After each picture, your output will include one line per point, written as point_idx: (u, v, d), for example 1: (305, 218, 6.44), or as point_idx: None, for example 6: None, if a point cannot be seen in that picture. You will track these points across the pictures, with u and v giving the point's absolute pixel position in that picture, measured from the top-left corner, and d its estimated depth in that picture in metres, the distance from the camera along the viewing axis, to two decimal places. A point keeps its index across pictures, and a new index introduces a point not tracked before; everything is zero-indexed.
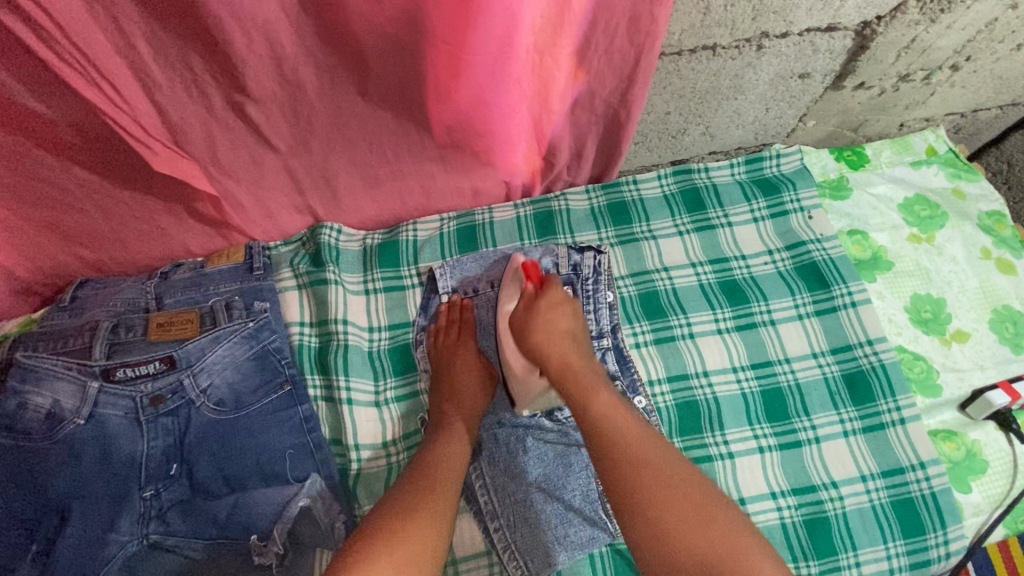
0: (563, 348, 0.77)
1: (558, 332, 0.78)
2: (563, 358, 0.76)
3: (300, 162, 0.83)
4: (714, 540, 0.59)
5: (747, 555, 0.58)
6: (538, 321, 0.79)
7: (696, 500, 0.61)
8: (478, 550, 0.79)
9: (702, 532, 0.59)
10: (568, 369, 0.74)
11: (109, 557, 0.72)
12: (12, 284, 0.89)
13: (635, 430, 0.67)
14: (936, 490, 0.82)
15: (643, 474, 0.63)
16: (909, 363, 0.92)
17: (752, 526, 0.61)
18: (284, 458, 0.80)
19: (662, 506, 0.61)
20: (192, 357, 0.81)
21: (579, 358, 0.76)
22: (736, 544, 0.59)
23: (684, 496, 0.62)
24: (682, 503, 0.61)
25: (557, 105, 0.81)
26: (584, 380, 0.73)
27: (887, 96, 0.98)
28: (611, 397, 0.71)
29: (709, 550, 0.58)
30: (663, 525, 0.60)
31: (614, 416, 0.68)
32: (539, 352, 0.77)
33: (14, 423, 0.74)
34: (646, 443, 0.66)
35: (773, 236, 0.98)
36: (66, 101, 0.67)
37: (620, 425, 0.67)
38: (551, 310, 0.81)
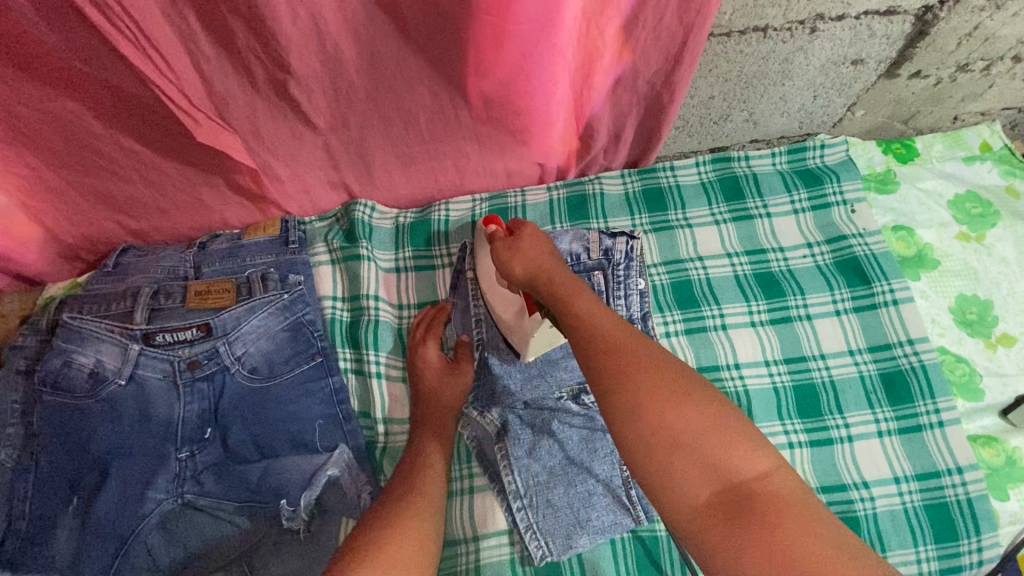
0: (546, 260, 0.72)
1: (538, 250, 0.74)
2: (549, 271, 0.70)
3: (338, 138, 0.84)
4: (698, 425, 0.53)
5: (734, 441, 0.53)
6: (522, 244, 0.74)
7: (684, 381, 0.56)
8: (499, 528, 0.79)
9: (684, 410, 0.54)
10: (553, 277, 0.69)
11: (146, 513, 0.75)
12: (58, 248, 0.92)
13: (618, 320, 0.62)
14: (972, 496, 0.80)
15: (629, 355, 0.58)
16: (951, 365, 0.89)
17: (737, 410, 0.56)
18: (314, 427, 0.82)
19: (647, 385, 0.55)
20: (228, 326, 0.82)
21: (561, 268, 0.71)
22: (721, 430, 0.53)
23: (667, 378, 0.56)
24: (665, 382, 0.56)
25: (599, 82, 0.79)
26: (568, 282, 0.68)
27: (943, 87, 0.94)
28: (593, 296, 0.66)
29: (693, 433, 0.53)
30: (647, 398, 0.54)
31: (595, 313, 0.63)
32: (526, 266, 0.72)
33: (60, 381, 0.77)
34: (631, 333, 0.60)
35: (813, 229, 0.95)
36: (118, 73, 0.69)
37: (603, 318, 0.62)
38: (531, 234, 0.76)
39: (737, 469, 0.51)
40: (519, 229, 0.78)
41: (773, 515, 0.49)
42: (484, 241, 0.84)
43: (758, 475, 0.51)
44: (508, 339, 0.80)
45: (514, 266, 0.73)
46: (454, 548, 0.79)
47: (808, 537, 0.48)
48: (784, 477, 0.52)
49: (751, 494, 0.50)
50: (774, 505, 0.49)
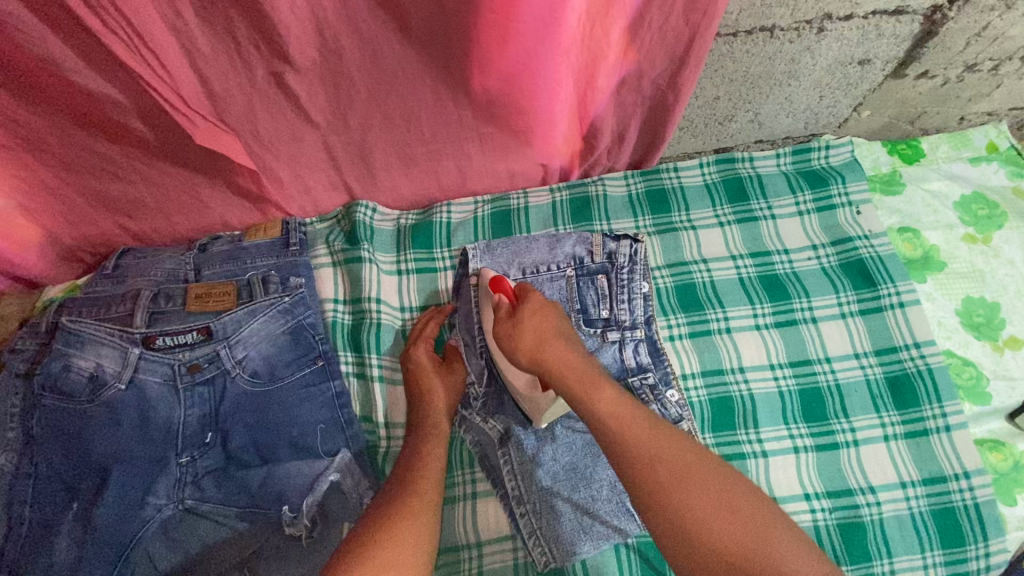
0: (556, 348, 0.70)
1: (547, 334, 0.71)
2: (565, 361, 0.69)
3: (338, 138, 0.83)
4: (745, 534, 0.57)
5: (781, 544, 0.57)
6: (526, 329, 0.72)
7: (725, 490, 0.60)
8: (502, 534, 0.79)
9: (731, 523, 0.57)
10: (562, 367, 0.68)
11: (146, 519, 0.75)
12: (56, 249, 0.91)
13: (649, 426, 0.64)
14: (979, 501, 0.79)
15: (667, 469, 0.60)
16: (957, 368, 0.88)
17: (773, 506, 0.60)
18: (316, 432, 0.81)
19: (694, 502, 0.58)
20: (228, 329, 0.81)
21: (579, 356, 0.70)
22: (767, 540, 0.57)
23: (708, 491, 0.59)
24: (709, 494, 0.59)
25: (603, 82, 0.78)
26: (587, 375, 0.68)
27: (951, 87, 0.93)
28: (617, 392, 0.67)
29: (744, 545, 0.56)
30: (693, 518, 0.58)
31: (622, 417, 0.64)
32: (532, 359, 0.70)
33: (59, 384, 0.77)
34: (665, 442, 0.62)
35: (818, 231, 0.95)
36: (114, 73, 0.68)
37: (634, 425, 0.64)
38: (536, 315, 0.73)
39: None
40: (523, 300, 0.75)
41: None
42: (487, 302, 0.80)
43: None
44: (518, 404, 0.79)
45: (521, 355, 0.71)
46: (455, 553, 0.78)
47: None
48: (830, 573, 0.56)
49: None
50: None
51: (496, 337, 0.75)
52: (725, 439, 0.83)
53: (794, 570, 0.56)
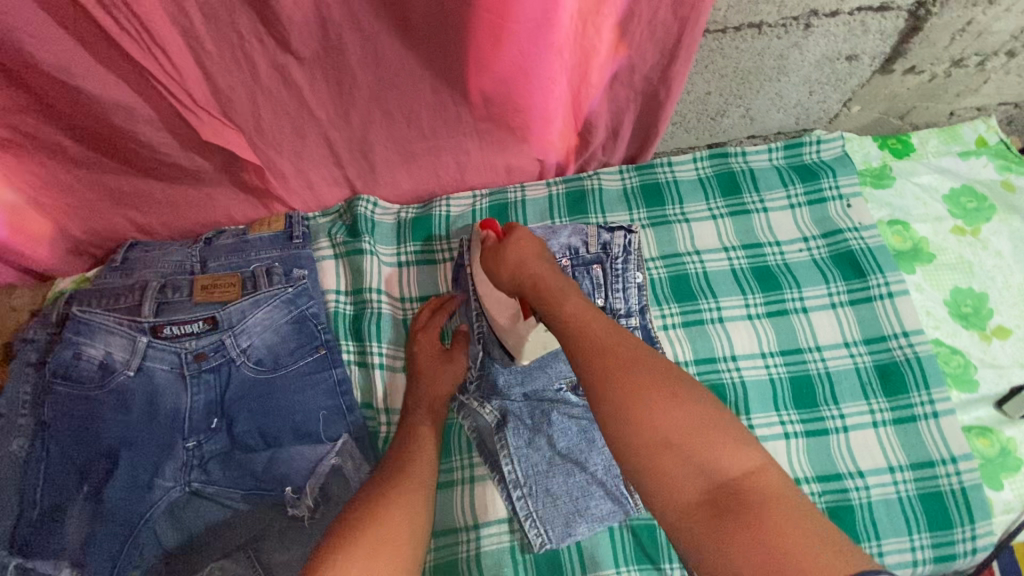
0: (536, 266, 0.73)
1: (528, 256, 0.73)
2: (539, 273, 0.71)
3: (340, 134, 0.85)
4: (686, 423, 0.53)
5: (719, 437, 0.53)
6: (508, 256, 0.74)
7: (670, 381, 0.56)
8: (499, 516, 0.81)
9: (672, 407, 0.54)
10: (537, 275, 0.71)
11: (155, 500, 0.78)
12: (67, 243, 0.94)
13: (609, 325, 0.62)
14: (966, 485, 0.81)
15: (619, 355, 0.58)
16: (945, 357, 0.90)
17: (722, 408, 0.56)
18: (318, 418, 0.82)
19: (636, 383, 0.55)
20: (233, 319, 0.83)
21: (554, 272, 0.71)
22: (708, 428, 0.53)
23: (657, 377, 0.56)
24: (652, 380, 0.56)
25: (596, 78, 0.81)
26: (556, 287, 0.68)
27: (938, 82, 0.95)
28: (583, 300, 0.66)
29: (680, 431, 0.53)
30: (636, 396, 0.55)
31: (584, 316, 0.64)
32: (511, 275, 0.73)
33: (70, 371, 0.79)
34: (619, 335, 0.60)
35: (809, 223, 0.97)
36: (124, 69, 0.70)
37: (592, 321, 0.62)
38: (520, 244, 0.74)
39: (725, 467, 0.51)
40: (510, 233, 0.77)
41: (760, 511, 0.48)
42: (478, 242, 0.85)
43: (745, 472, 0.51)
44: (501, 341, 0.82)
45: (504, 274, 0.75)
46: (454, 536, 0.80)
47: (803, 542, 0.46)
48: (773, 477, 0.51)
49: (739, 493, 0.50)
50: (762, 501, 0.49)
51: (484, 263, 0.79)
52: None
53: (735, 457, 0.52)
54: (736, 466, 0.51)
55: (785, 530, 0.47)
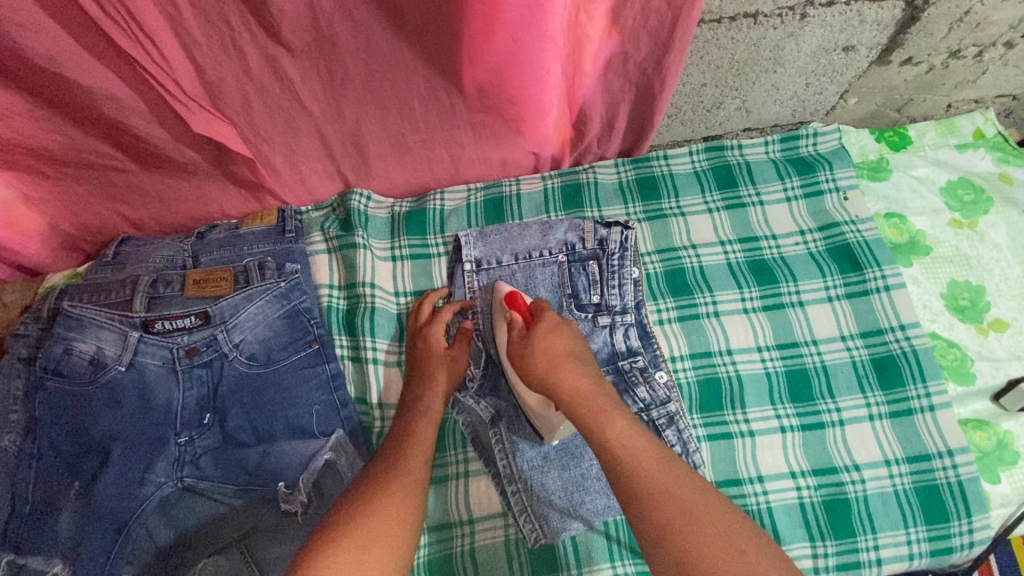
0: (569, 372, 0.71)
1: (559, 358, 0.72)
2: (575, 386, 0.70)
3: (332, 126, 0.84)
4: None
5: None
6: (539, 354, 0.73)
7: (727, 533, 0.57)
8: (493, 511, 0.81)
9: (732, 564, 0.55)
10: (571, 387, 0.70)
11: (145, 496, 0.76)
12: (57, 238, 0.93)
13: (656, 457, 0.63)
14: (963, 479, 0.81)
15: (672, 501, 0.59)
16: (942, 350, 0.89)
17: (778, 556, 0.57)
18: (311, 413, 0.82)
19: (694, 536, 0.57)
20: (225, 314, 0.83)
21: (589, 382, 0.70)
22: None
23: (710, 528, 0.57)
24: (710, 534, 0.57)
25: (590, 66, 0.80)
26: (596, 404, 0.68)
27: (936, 74, 0.94)
28: (626, 423, 0.66)
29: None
30: (690, 551, 0.56)
31: (629, 445, 0.64)
32: (544, 384, 0.71)
33: (61, 367, 0.79)
34: (672, 477, 0.61)
35: (806, 216, 0.96)
36: (112, 60, 0.70)
37: (642, 454, 0.63)
38: (550, 334, 0.74)
39: None
40: (537, 320, 0.75)
41: None
42: (500, 318, 0.81)
43: None
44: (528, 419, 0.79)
45: (533, 380, 0.72)
46: (448, 530, 0.80)
47: None
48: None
49: None
50: None
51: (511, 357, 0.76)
52: (713, 419, 0.85)
53: None
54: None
55: None
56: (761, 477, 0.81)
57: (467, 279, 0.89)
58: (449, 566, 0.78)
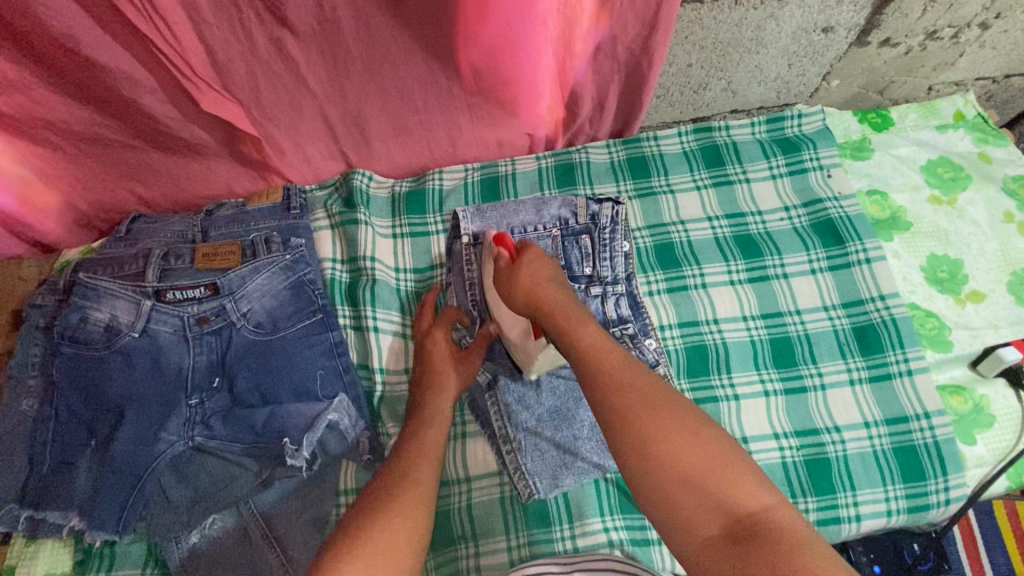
0: (551, 292, 0.73)
1: (543, 283, 0.74)
2: (552, 299, 0.72)
3: (335, 108, 0.89)
4: (704, 461, 0.55)
5: (735, 472, 0.55)
6: (523, 274, 0.75)
7: (685, 419, 0.58)
8: (490, 470, 0.84)
9: (694, 448, 0.56)
10: (553, 305, 0.71)
11: (159, 453, 0.80)
12: (73, 215, 0.97)
13: (623, 358, 0.64)
14: (939, 439, 0.84)
15: (635, 393, 0.60)
16: (921, 319, 0.93)
17: (737, 445, 0.58)
18: (315, 377, 0.86)
19: (655, 423, 0.58)
20: (234, 285, 0.87)
21: (567, 299, 0.72)
22: (724, 464, 0.55)
23: (673, 417, 0.58)
24: (669, 422, 0.58)
25: (580, 47, 0.84)
26: (570, 315, 0.70)
27: (914, 56, 0.98)
28: (598, 329, 0.68)
29: (703, 471, 0.55)
30: (652, 437, 0.57)
31: (601, 347, 0.65)
32: (528, 296, 0.73)
33: (77, 334, 0.83)
34: (636, 372, 0.62)
35: (790, 193, 1.00)
36: (127, 41, 0.74)
37: (610, 355, 0.64)
38: (535, 263, 0.76)
39: (740, 499, 0.54)
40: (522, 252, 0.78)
41: (776, 542, 0.50)
42: (489, 261, 0.85)
43: (761, 505, 0.53)
44: (510, 353, 0.84)
45: (518, 295, 0.75)
46: (448, 488, 0.84)
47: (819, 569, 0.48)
48: (785, 513, 0.53)
49: (754, 523, 0.52)
50: (776, 533, 0.51)
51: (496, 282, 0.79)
52: (700, 384, 0.89)
53: (750, 494, 0.54)
54: (749, 501, 0.53)
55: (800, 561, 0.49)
56: (746, 438, 0.85)
57: (466, 253, 0.93)
58: (448, 520, 0.82)
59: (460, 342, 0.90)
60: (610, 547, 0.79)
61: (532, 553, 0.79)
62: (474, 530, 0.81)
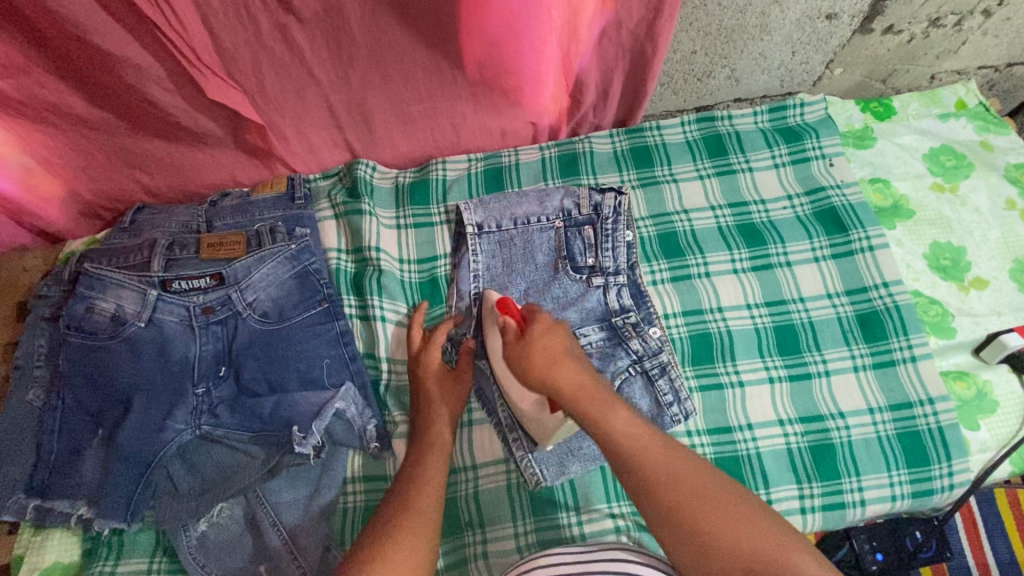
0: (568, 372, 0.70)
1: (558, 357, 0.71)
2: (576, 383, 0.69)
3: (339, 96, 0.89)
4: (763, 549, 0.56)
5: (792, 554, 0.55)
6: (536, 351, 0.71)
7: (735, 507, 0.59)
8: (496, 457, 0.85)
9: (751, 537, 0.56)
10: (573, 388, 0.68)
11: (167, 441, 0.81)
12: (77, 204, 0.98)
13: (663, 445, 0.64)
14: (943, 425, 0.85)
15: (681, 487, 0.60)
16: (924, 306, 0.93)
17: (792, 527, 0.58)
18: (322, 366, 0.86)
19: (708, 516, 0.58)
20: (239, 275, 0.87)
21: (589, 379, 0.70)
22: (781, 549, 0.56)
23: (723, 506, 0.59)
24: (722, 512, 0.58)
25: (585, 34, 0.84)
26: (601, 399, 0.68)
27: (917, 43, 0.98)
28: (630, 412, 0.67)
29: (764, 560, 0.55)
30: (708, 534, 0.57)
31: (637, 435, 0.65)
32: (542, 381, 0.70)
33: (83, 324, 0.83)
34: (683, 464, 0.62)
35: (793, 181, 1.00)
36: (132, 26, 0.74)
37: (649, 443, 0.64)
38: (546, 333, 0.73)
39: None
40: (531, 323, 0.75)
41: None
42: (494, 321, 0.84)
43: None
44: (524, 425, 0.81)
45: (531, 377, 0.71)
46: (455, 476, 0.84)
47: None
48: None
49: None
50: None
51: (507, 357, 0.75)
52: (705, 372, 0.89)
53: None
54: None
55: None
56: (750, 425, 0.86)
57: (472, 252, 0.93)
58: (454, 508, 0.83)
59: (448, 362, 0.89)
60: (617, 533, 0.79)
61: (539, 540, 0.80)
62: (481, 517, 0.82)
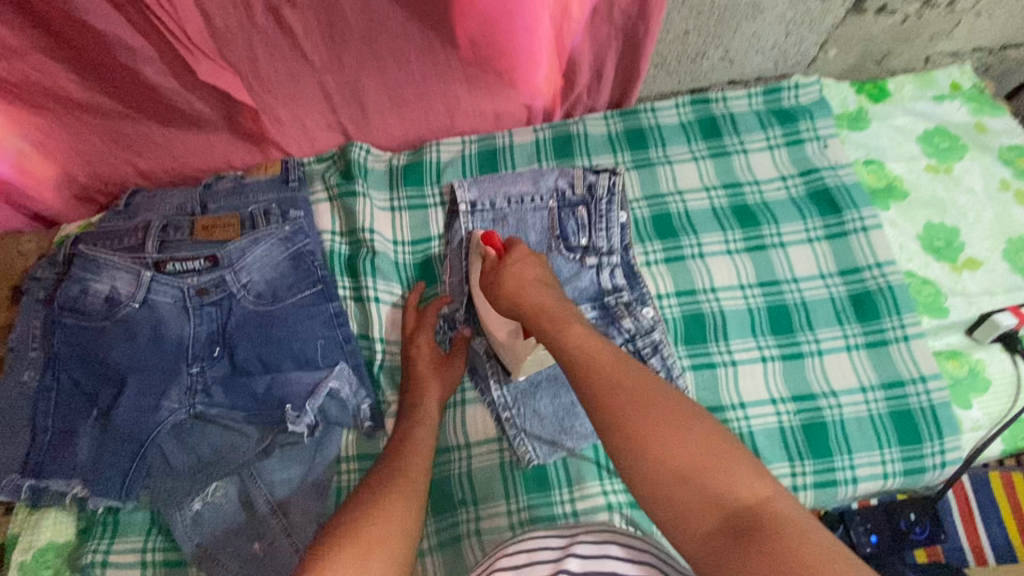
0: (534, 293, 0.73)
1: (529, 281, 0.75)
2: (539, 303, 0.71)
3: (333, 78, 0.89)
4: (698, 454, 0.51)
5: (727, 463, 0.51)
6: (507, 274, 0.76)
7: (676, 412, 0.54)
8: (489, 436, 0.85)
9: (686, 440, 0.52)
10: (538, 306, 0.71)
11: (161, 420, 0.81)
12: (73, 188, 0.98)
13: (614, 355, 0.61)
14: (935, 403, 0.85)
15: (623, 390, 0.57)
16: (918, 287, 0.93)
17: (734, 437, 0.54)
18: (317, 346, 0.86)
19: (644, 417, 0.54)
20: (234, 257, 0.87)
21: (553, 298, 0.72)
22: (718, 455, 0.51)
23: (663, 410, 0.54)
24: (662, 418, 0.54)
25: (577, 12, 0.84)
26: (560, 319, 0.68)
27: (911, 24, 0.98)
28: (588, 329, 0.66)
29: (696, 462, 0.51)
30: (643, 435, 0.53)
31: (590, 347, 0.63)
32: (510, 301, 0.74)
33: (78, 305, 0.83)
34: (630, 371, 0.59)
35: (787, 163, 1.00)
36: (123, 6, 0.74)
37: (601, 353, 0.61)
38: (520, 262, 0.77)
39: (735, 489, 0.49)
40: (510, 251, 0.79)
41: (775, 535, 0.46)
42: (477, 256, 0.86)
43: (756, 497, 0.49)
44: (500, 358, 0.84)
45: (502, 300, 0.75)
46: (447, 454, 0.85)
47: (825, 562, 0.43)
48: (781, 503, 0.49)
49: (751, 515, 0.48)
50: (774, 524, 0.47)
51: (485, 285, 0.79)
52: (697, 351, 0.89)
53: (743, 484, 0.50)
54: (745, 490, 0.49)
55: (803, 552, 0.44)
56: (743, 404, 0.86)
57: (466, 229, 0.93)
58: (448, 486, 0.83)
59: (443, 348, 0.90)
60: (609, 510, 0.79)
61: (531, 517, 0.80)
62: (474, 495, 0.82)
